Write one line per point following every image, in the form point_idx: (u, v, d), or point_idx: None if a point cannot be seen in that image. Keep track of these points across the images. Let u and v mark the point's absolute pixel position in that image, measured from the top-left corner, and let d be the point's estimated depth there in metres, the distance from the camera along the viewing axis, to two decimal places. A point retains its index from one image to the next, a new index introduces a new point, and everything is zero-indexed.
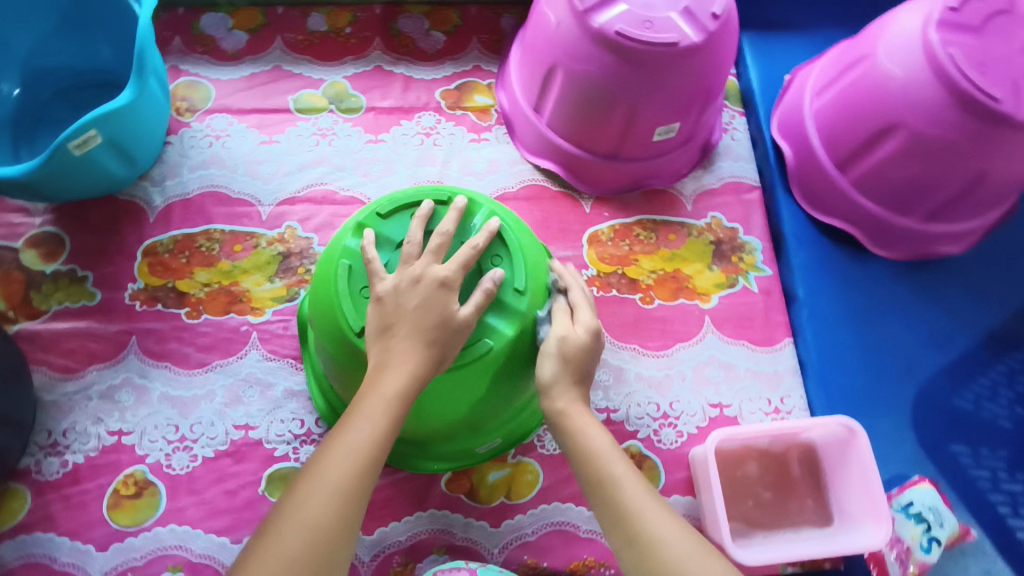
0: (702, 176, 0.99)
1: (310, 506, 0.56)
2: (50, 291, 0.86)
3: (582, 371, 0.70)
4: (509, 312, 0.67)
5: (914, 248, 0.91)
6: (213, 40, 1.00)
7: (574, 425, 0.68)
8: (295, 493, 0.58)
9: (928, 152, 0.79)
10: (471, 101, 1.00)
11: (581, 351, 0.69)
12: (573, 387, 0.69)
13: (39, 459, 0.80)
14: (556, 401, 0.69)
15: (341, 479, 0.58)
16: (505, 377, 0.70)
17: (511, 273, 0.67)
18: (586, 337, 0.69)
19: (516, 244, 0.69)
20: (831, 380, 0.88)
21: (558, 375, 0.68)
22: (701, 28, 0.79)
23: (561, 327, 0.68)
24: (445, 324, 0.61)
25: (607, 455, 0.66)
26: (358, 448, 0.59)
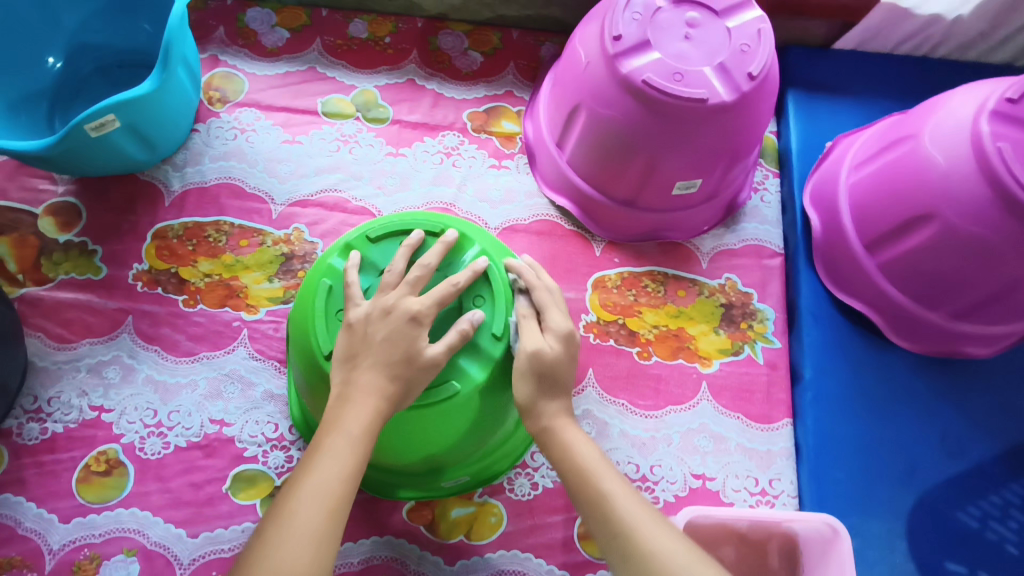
0: (723, 235, 0.95)
1: (282, 554, 0.51)
2: (60, 260, 0.88)
3: (560, 381, 0.66)
4: (482, 357, 0.66)
5: (939, 345, 0.85)
6: (255, 34, 1.01)
7: (567, 440, 0.65)
8: (260, 544, 0.53)
9: (962, 248, 0.74)
10: (497, 126, 0.99)
11: (554, 361, 0.65)
12: (556, 399, 0.66)
13: (21, 422, 0.81)
14: (542, 418, 0.66)
15: (312, 524, 0.53)
16: (472, 420, 0.68)
17: (490, 317, 0.67)
18: (558, 347, 0.66)
19: (500, 287, 0.68)
20: (826, 472, 0.82)
21: (535, 394, 0.66)
22: (732, 87, 0.76)
23: (530, 340, 0.65)
24: (412, 360, 0.60)
25: (597, 469, 0.63)
26: (328, 489, 0.55)
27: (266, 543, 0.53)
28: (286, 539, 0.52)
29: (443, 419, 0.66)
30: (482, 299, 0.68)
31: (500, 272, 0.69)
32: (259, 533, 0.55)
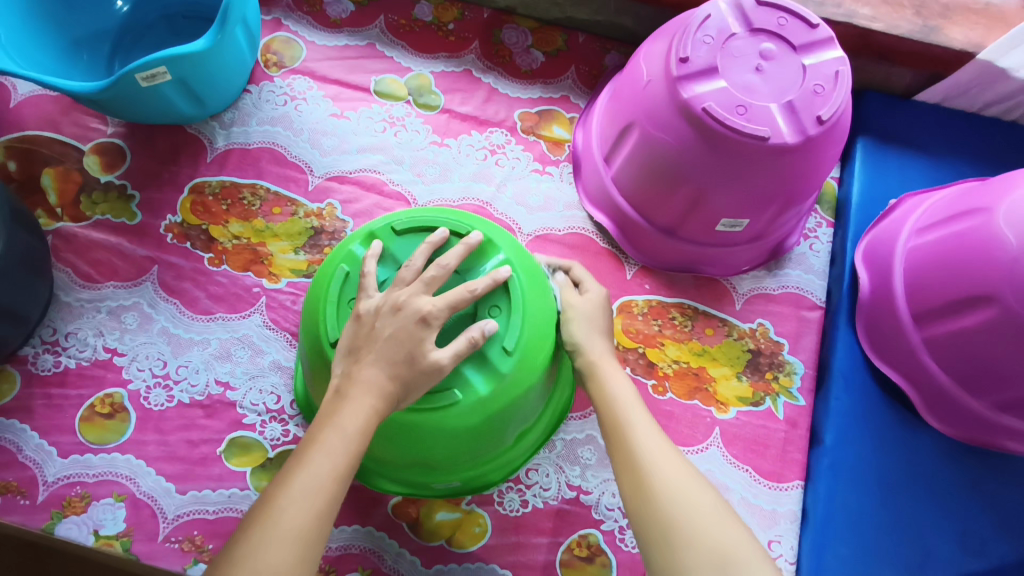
0: (763, 278, 0.91)
1: (269, 555, 0.50)
2: (98, 199, 0.89)
3: (605, 325, 0.73)
4: (489, 369, 0.64)
5: (976, 433, 0.79)
6: (320, 3, 1.00)
7: (604, 376, 0.68)
8: (244, 541, 0.51)
9: (1019, 338, 0.69)
10: (548, 130, 0.96)
11: (594, 308, 0.73)
12: (600, 339, 0.71)
13: (37, 352, 0.83)
14: (589, 352, 0.70)
15: (300, 523, 0.52)
16: (469, 431, 0.66)
17: (504, 330, 0.64)
18: (595, 298, 0.73)
19: (519, 299, 0.66)
20: (830, 545, 0.78)
21: (585, 333, 0.71)
22: (798, 128, 0.72)
23: (567, 296, 0.73)
24: (415, 361, 0.58)
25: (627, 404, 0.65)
26: (319, 489, 0.54)
27: (251, 539, 0.51)
28: (273, 539, 0.51)
29: (438, 427, 0.64)
30: (497, 308, 0.65)
31: (522, 283, 0.66)
32: (244, 527, 0.53)
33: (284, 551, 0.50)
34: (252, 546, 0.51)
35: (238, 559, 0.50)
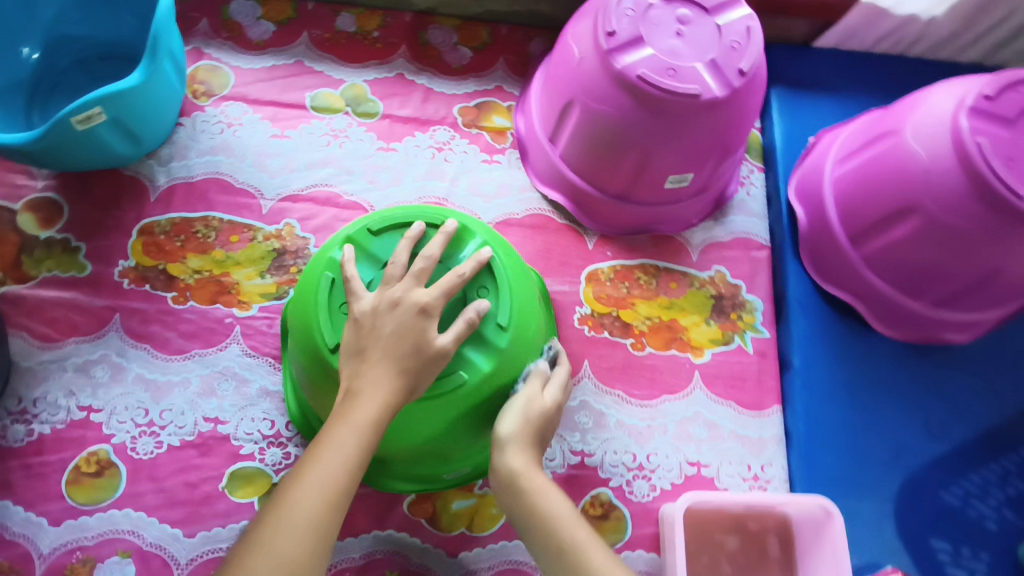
0: (712, 228, 0.97)
1: (281, 543, 0.52)
2: (42, 257, 0.86)
3: (537, 433, 0.68)
4: (488, 347, 0.66)
5: (921, 331, 0.88)
6: (239, 27, 0.99)
7: (534, 486, 0.64)
8: (256, 533, 0.53)
9: (944, 239, 0.77)
10: (488, 121, 0.99)
11: (544, 417, 0.68)
12: (527, 449, 0.67)
13: (6, 424, 0.79)
14: (511, 463, 0.66)
15: (312, 514, 0.54)
16: (477, 410, 0.68)
17: (495, 306, 0.67)
18: (551, 407, 0.69)
19: (504, 276, 0.68)
20: (816, 457, 0.85)
21: (516, 433, 0.66)
22: (725, 83, 0.78)
23: (529, 393, 0.68)
24: (421, 349, 0.60)
25: (563, 517, 0.63)
26: (332, 480, 0.55)
27: (266, 530, 0.53)
28: (287, 529, 0.52)
29: (445, 408, 0.66)
30: (485, 288, 0.68)
31: (502, 261, 0.69)
32: (258, 519, 0.55)
33: (298, 542, 0.52)
34: (266, 538, 0.52)
35: (254, 548, 0.52)
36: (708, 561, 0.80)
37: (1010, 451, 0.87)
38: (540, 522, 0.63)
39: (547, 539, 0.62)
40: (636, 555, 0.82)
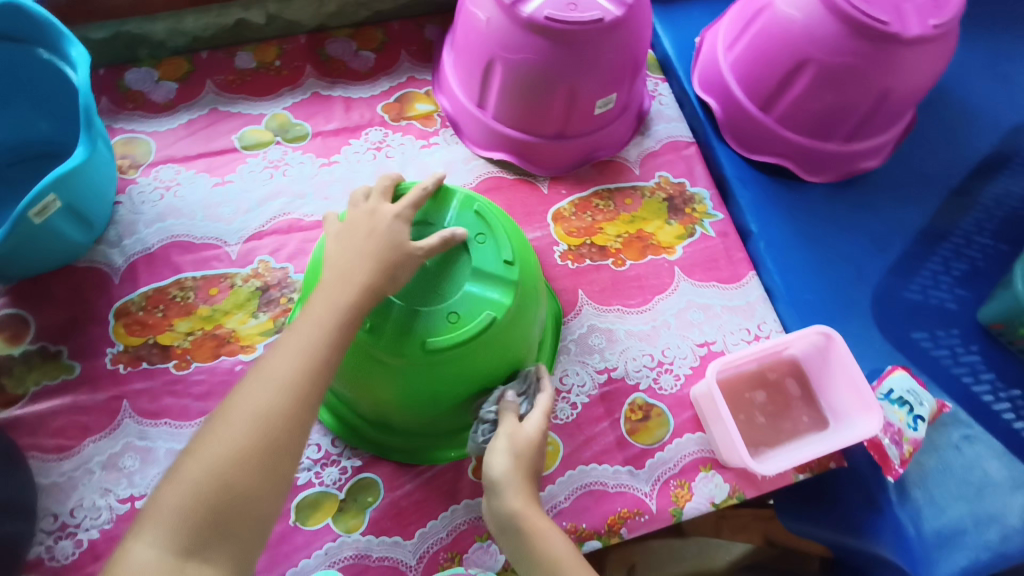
0: (642, 141, 1.06)
1: (259, 397, 0.56)
2: (24, 372, 0.83)
3: (531, 471, 0.71)
4: (502, 283, 0.72)
5: (842, 167, 1.01)
6: (141, 95, 0.99)
7: (535, 528, 0.66)
8: (239, 391, 0.57)
9: (837, 79, 0.89)
10: (413, 110, 1.03)
11: (531, 447, 0.71)
12: (524, 487, 0.69)
13: (50, 545, 0.76)
14: (511, 502, 0.67)
15: (287, 374, 0.58)
16: (505, 344, 0.74)
17: (497, 247, 0.73)
18: (536, 436, 0.72)
19: (496, 221, 0.74)
20: (800, 300, 0.95)
21: (509, 474, 0.69)
22: (619, 3, 0.86)
23: (512, 424, 0.72)
24: (406, 261, 0.67)
25: (567, 563, 0.63)
26: (308, 348, 0.60)
27: (247, 384, 0.58)
28: (262, 384, 0.57)
29: (483, 346, 0.71)
30: (482, 233, 0.73)
31: (490, 209, 0.76)
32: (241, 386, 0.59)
33: (275, 401, 0.56)
34: (248, 392, 0.57)
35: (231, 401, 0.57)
36: (746, 417, 0.87)
37: (944, 241, 1.01)
38: (543, 567, 0.64)
39: None
40: (686, 440, 0.88)
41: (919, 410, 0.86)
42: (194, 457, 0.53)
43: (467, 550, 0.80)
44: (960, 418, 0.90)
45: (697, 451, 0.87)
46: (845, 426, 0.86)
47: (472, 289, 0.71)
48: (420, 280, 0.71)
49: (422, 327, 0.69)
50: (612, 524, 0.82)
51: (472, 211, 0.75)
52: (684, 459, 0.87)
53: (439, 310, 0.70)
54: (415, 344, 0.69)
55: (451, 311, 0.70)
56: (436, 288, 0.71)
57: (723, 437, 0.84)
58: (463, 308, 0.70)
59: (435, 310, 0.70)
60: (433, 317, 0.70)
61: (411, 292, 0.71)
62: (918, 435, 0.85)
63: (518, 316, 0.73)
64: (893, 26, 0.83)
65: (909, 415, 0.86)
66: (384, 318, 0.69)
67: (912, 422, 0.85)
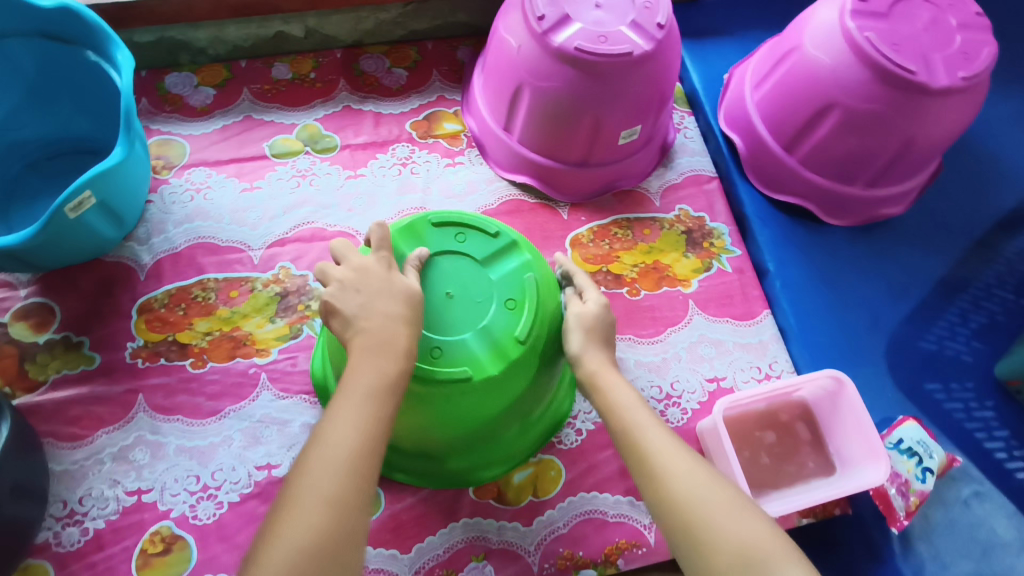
0: (664, 173, 1.07)
1: (324, 480, 0.58)
2: (47, 360, 0.85)
3: (604, 338, 0.76)
4: (513, 250, 0.78)
5: (863, 213, 1.01)
6: (180, 98, 1.03)
7: (607, 387, 0.71)
8: (303, 471, 0.59)
9: (862, 125, 0.89)
10: (440, 128, 1.05)
11: (597, 319, 0.76)
12: (599, 353, 0.74)
13: (57, 531, 0.77)
14: (588, 364, 0.73)
15: (348, 439, 0.61)
16: (554, 302, 0.79)
17: (480, 233, 0.78)
18: (598, 310, 0.77)
19: (460, 215, 0.79)
20: (813, 342, 0.95)
21: (583, 341, 0.75)
22: (649, 38, 0.87)
23: (575, 307, 0.77)
24: (408, 288, 0.70)
25: (638, 414, 0.68)
26: (362, 423, 0.62)
27: (309, 465, 0.59)
28: (327, 452, 0.60)
29: (547, 301, 0.77)
30: (459, 233, 0.78)
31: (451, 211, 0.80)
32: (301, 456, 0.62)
33: (342, 469, 0.59)
34: (312, 473, 0.59)
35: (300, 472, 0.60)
36: (751, 456, 0.87)
37: (963, 292, 1.00)
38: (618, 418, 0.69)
39: (623, 436, 0.68)
40: None
41: (928, 462, 0.85)
42: (277, 536, 0.56)
43: (462, 569, 0.80)
44: (970, 474, 0.89)
45: None
46: (851, 474, 0.85)
47: (498, 271, 0.77)
48: (462, 308, 0.74)
49: (499, 327, 0.73)
50: (609, 553, 0.82)
51: (434, 225, 0.78)
52: None
53: (498, 305, 0.74)
54: (511, 346, 0.73)
55: (506, 300, 0.75)
56: (476, 298, 0.74)
57: (726, 475, 0.84)
58: (510, 288, 0.75)
59: (496, 310, 0.74)
60: (500, 316, 0.74)
61: (468, 322, 0.73)
62: (925, 487, 0.84)
63: (542, 260, 0.80)
64: (921, 76, 0.84)
65: (917, 466, 0.85)
66: (473, 353, 0.72)
67: (920, 474, 0.84)
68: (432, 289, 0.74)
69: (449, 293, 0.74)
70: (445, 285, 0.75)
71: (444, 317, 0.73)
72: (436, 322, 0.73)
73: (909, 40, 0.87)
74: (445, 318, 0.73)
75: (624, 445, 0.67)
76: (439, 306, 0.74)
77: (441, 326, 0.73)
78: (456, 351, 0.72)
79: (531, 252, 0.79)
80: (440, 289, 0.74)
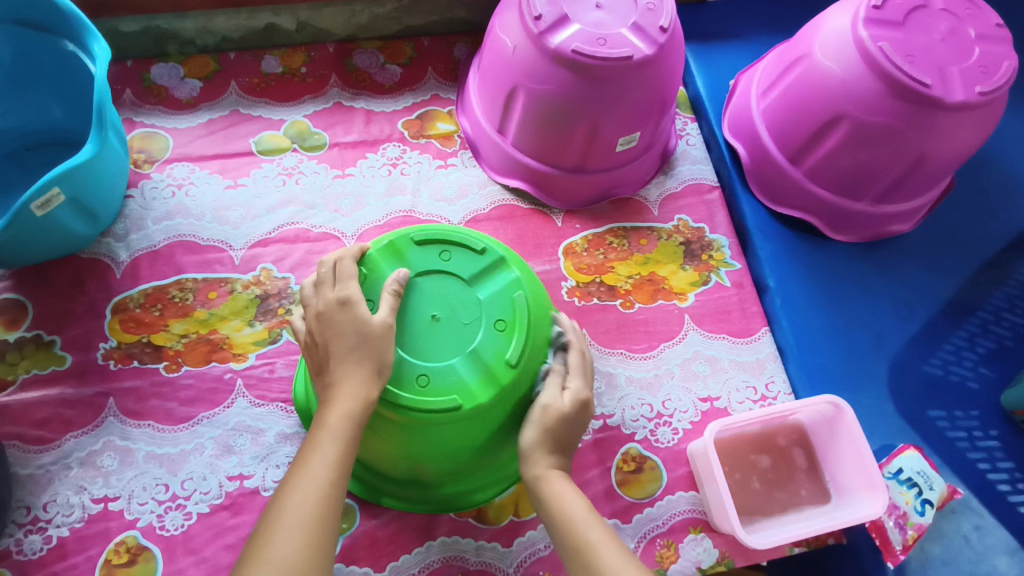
0: (664, 181, 1.03)
1: (279, 542, 0.56)
2: (16, 359, 0.82)
3: (564, 438, 0.72)
4: (499, 267, 0.74)
5: (870, 229, 0.97)
6: (165, 90, 0.99)
7: (551, 491, 0.68)
8: (259, 537, 0.57)
9: (872, 139, 0.85)
10: (434, 128, 1.02)
11: (561, 420, 0.71)
12: (551, 454, 0.71)
13: (19, 538, 0.75)
14: (534, 467, 0.70)
15: (322, 479, 0.60)
16: (544, 323, 0.75)
17: (462, 249, 0.75)
18: (573, 402, 0.71)
19: (442, 231, 0.76)
20: (811, 363, 0.91)
21: (537, 442, 0.71)
22: (651, 41, 0.83)
23: (548, 395, 0.71)
24: (380, 321, 0.67)
25: (579, 518, 0.66)
26: (318, 476, 0.60)
27: (283, 507, 0.58)
28: (300, 492, 0.59)
29: (538, 322, 0.73)
30: (443, 251, 0.75)
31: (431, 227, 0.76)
32: (274, 499, 0.60)
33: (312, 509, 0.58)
34: (268, 537, 0.56)
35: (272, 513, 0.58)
36: (742, 482, 0.83)
37: (971, 315, 0.96)
38: (561, 524, 0.66)
39: (566, 540, 0.65)
40: (678, 497, 0.84)
41: (928, 494, 0.81)
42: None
43: None
44: (971, 506, 0.85)
45: (688, 511, 0.83)
46: (846, 504, 0.81)
47: (486, 290, 0.73)
48: (450, 332, 0.70)
49: (489, 352, 0.70)
50: None
51: (415, 244, 0.74)
52: (673, 519, 0.83)
53: (487, 328, 0.71)
54: (502, 371, 0.70)
55: (496, 320, 0.71)
56: (464, 321, 0.71)
57: (716, 501, 0.80)
58: (499, 309, 0.72)
59: (485, 333, 0.71)
60: (489, 339, 0.70)
61: (456, 346, 0.70)
62: (924, 521, 0.80)
63: (532, 275, 0.76)
64: (936, 89, 0.80)
65: (916, 498, 0.81)
66: (462, 380, 0.69)
67: (919, 506, 0.81)
68: (417, 312, 0.71)
69: (435, 316, 0.71)
70: (430, 307, 0.72)
71: (430, 341, 0.70)
72: (421, 348, 0.70)
73: (925, 52, 0.83)
74: (432, 342, 0.70)
75: (579, 565, 0.63)
76: (424, 330, 0.70)
77: (428, 351, 0.69)
78: (444, 379, 0.68)
79: (519, 267, 0.75)
80: (425, 312, 0.71)
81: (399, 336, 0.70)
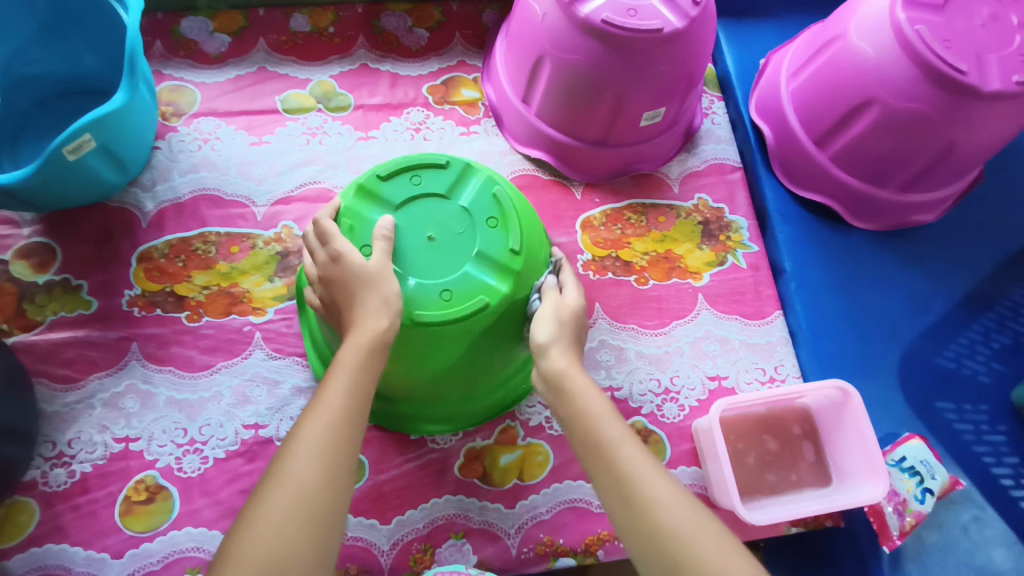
0: (686, 159, 1.02)
1: (296, 464, 0.57)
2: (45, 301, 0.85)
3: (574, 340, 0.71)
4: (467, 175, 0.77)
5: (894, 217, 0.96)
6: (194, 44, 1.00)
7: (573, 386, 0.66)
8: (279, 459, 0.59)
9: (902, 125, 0.84)
10: (458, 95, 1.02)
11: (574, 323, 0.71)
12: (569, 350, 0.69)
13: (45, 471, 0.78)
14: (554, 363, 0.67)
15: (338, 407, 0.61)
16: (525, 213, 0.79)
17: (424, 171, 0.77)
18: (574, 311, 0.72)
19: (398, 162, 0.77)
20: (822, 348, 0.91)
21: (556, 339, 0.69)
22: (683, 14, 0.82)
23: (552, 301, 0.72)
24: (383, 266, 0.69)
25: (602, 419, 0.63)
26: (333, 407, 0.61)
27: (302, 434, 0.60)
28: (317, 420, 0.60)
29: (522, 208, 0.78)
30: (411, 177, 0.77)
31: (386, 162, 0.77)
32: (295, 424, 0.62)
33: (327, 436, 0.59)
34: (285, 460, 0.58)
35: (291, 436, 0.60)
36: (745, 461, 0.85)
37: (989, 309, 0.95)
38: (580, 423, 0.64)
39: (585, 441, 0.63)
40: (679, 472, 0.85)
41: (929, 483, 0.81)
42: (266, 500, 0.56)
43: (441, 545, 0.79)
44: (972, 498, 0.86)
45: (689, 486, 0.85)
46: (846, 488, 0.82)
47: (465, 198, 0.76)
48: (451, 246, 0.73)
49: (491, 253, 0.73)
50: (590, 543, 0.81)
51: (382, 179, 0.76)
52: None
53: (482, 230, 0.74)
54: (510, 260, 0.73)
55: (486, 220, 0.75)
56: (458, 231, 0.74)
57: (718, 478, 0.81)
58: (486, 209, 0.76)
59: (481, 235, 0.74)
60: (488, 239, 0.74)
61: (461, 255, 0.73)
62: (923, 508, 0.81)
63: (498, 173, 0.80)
64: (972, 77, 0.78)
65: (918, 486, 0.82)
66: (481, 283, 0.72)
67: (919, 494, 0.81)
68: (413, 239, 0.73)
69: (430, 237, 0.73)
70: (423, 231, 0.74)
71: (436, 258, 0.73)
72: (430, 267, 0.72)
73: (963, 37, 0.81)
74: (440, 259, 0.73)
75: (599, 461, 0.61)
76: (429, 254, 0.73)
77: (438, 269, 0.72)
78: (465, 286, 0.72)
79: (483, 168, 0.79)
80: (420, 236, 0.74)
81: (404, 264, 0.72)
